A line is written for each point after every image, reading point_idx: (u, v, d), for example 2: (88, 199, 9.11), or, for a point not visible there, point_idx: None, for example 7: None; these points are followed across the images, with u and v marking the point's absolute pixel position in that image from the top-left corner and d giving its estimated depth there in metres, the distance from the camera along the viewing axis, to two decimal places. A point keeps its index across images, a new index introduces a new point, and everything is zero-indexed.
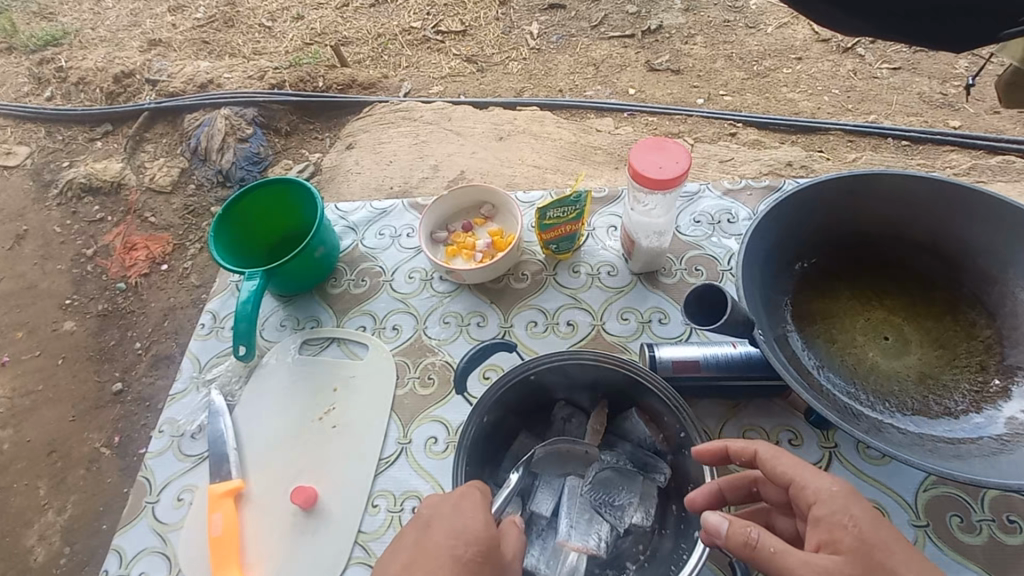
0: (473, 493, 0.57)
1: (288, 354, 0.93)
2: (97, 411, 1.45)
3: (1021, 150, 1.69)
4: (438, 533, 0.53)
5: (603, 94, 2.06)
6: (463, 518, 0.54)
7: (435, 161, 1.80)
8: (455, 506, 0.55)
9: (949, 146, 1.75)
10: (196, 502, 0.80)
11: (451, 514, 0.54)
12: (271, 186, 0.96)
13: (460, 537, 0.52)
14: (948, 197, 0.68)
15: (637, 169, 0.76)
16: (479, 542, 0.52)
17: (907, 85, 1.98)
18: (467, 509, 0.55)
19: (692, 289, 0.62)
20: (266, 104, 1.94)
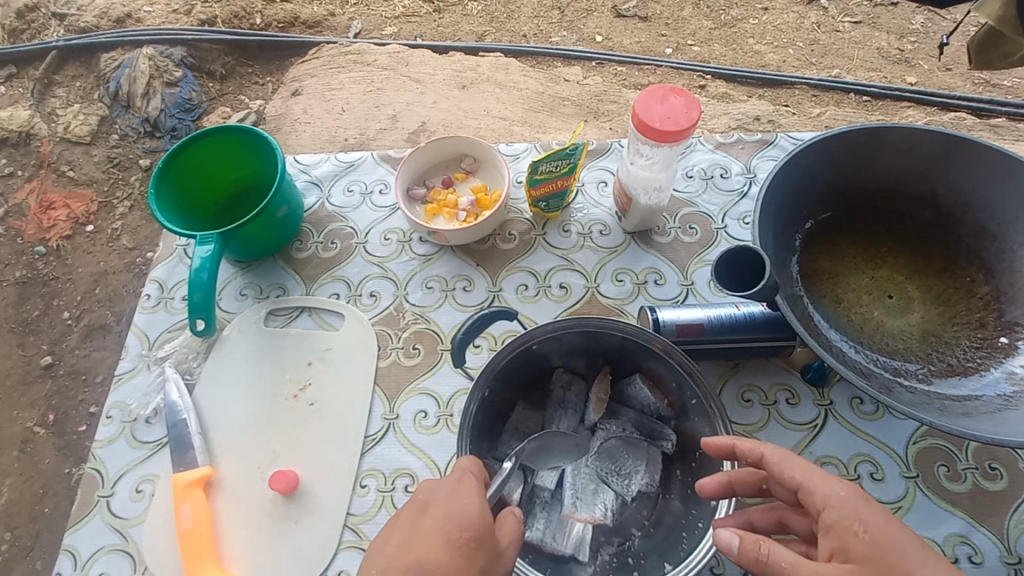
0: (470, 476, 0.53)
1: (252, 327, 0.84)
2: (26, 387, 1.30)
3: (971, 107, 1.74)
4: (431, 519, 0.49)
5: (569, 40, 1.94)
6: (460, 502, 0.50)
7: (393, 111, 1.66)
8: (451, 490, 0.51)
9: (906, 101, 1.77)
10: (157, 493, 0.72)
11: (448, 498, 0.50)
12: (218, 138, 0.83)
13: (454, 521, 0.48)
14: (956, 151, 0.66)
15: (642, 117, 0.70)
16: (474, 526, 0.48)
17: (867, 39, 1.97)
18: (465, 493, 0.51)
19: (722, 254, 0.59)
20: (195, 43, 1.71)
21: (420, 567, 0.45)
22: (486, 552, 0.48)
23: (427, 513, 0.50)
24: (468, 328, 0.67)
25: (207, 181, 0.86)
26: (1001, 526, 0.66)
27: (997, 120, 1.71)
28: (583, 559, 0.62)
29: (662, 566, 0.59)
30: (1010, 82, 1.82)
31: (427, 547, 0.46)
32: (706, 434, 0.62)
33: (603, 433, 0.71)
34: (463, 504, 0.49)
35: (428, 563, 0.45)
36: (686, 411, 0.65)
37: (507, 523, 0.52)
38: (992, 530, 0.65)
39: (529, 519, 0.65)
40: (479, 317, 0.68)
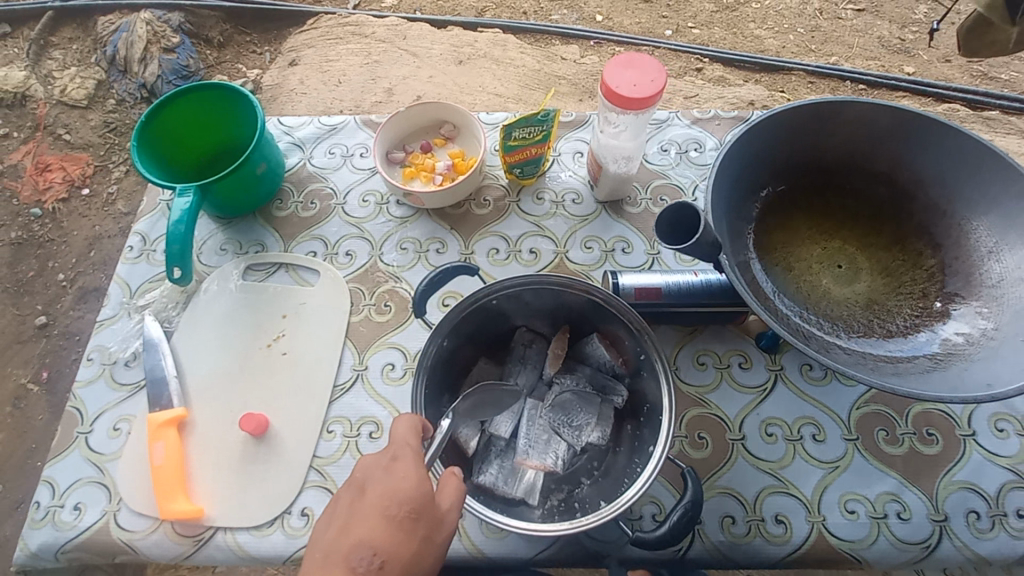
0: (407, 447, 0.54)
1: (230, 281, 0.86)
2: (19, 345, 1.35)
3: (965, 100, 1.74)
4: (371, 498, 0.51)
5: (569, 19, 1.93)
6: (396, 480, 0.51)
7: (389, 84, 1.67)
8: (388, 466, 0.53)
9: (899, 91, 1.78)
10: (134, 431, 0.76)
11: (385, 477, 0.52)
12: (181, 102, 0.84)
13: (391, 498, 0.50)
14: (910, 127, 0.68)
15: (608, 71, 0.72)
16: (412, 499, 0.50)
17: (868, 28, 1.96)
18: (401, 468, 0.52)
19: (660, 218, 0.61)
20: (194, 9, 1.71)
21: (361, 548, 0.47)
22: (425, 522, 0.51)
23: (366, 491, 0.51)
24: (429, 280, 0.69)
25: (182, 148, 0.87)
26: (930, 487, 0.69)
27: (989, 113, 1.72)
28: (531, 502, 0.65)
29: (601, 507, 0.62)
30: (1007, 76, 1.81)
31: (368, 529, 0.48)
32: (653, 390, 0.65)
33: (560, 387, 0.74)
34: (400, 483, 0.51)
35: (372, 543, 0.48)
36: (637, 369, 0.68)
37: (446, 487, 0.54)
38: (923, 490, 0.69)
39: (483, 465, 0.68)
40: (442, 272, 0.68)
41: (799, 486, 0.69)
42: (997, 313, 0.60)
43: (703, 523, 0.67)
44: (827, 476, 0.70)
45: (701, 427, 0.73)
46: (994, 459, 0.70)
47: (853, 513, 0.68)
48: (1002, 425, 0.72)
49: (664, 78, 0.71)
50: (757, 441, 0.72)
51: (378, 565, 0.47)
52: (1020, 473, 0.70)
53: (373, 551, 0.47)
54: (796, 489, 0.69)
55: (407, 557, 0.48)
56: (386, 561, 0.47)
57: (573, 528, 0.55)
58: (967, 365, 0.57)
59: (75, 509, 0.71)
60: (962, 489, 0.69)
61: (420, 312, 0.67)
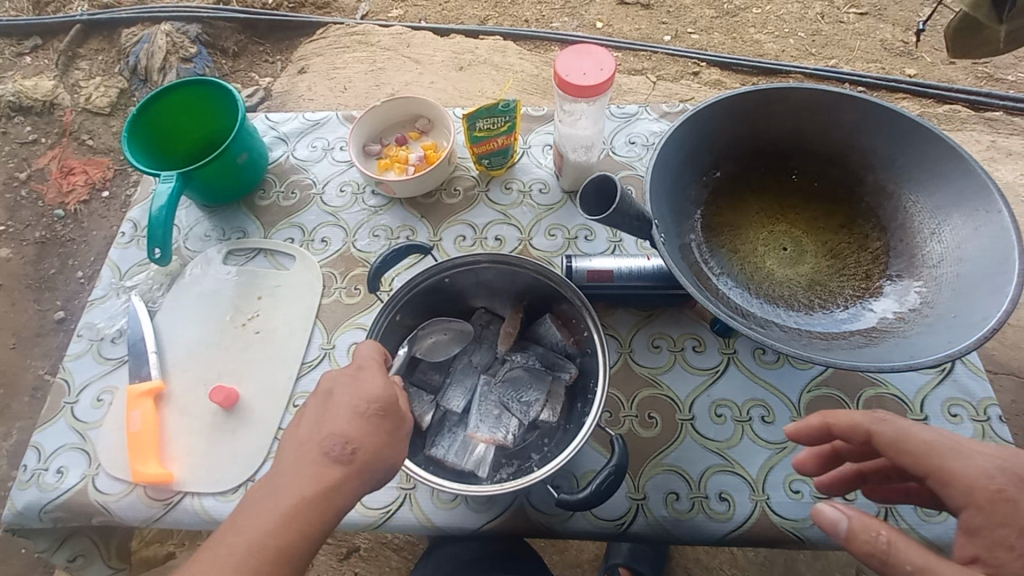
0: (372, 360, 0.55)
1: (212, 265, 0.91)
2: (40, 339, 1.44)
3: (967, 101, 1.72)
4: (339, 399, 0.52)
5: (569, 26, 1.97)
6: (363, 383, 0.52)
7: (391, 90, 1.72)
8: (354, 374, 0.53)
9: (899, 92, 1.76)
10: (115, 402, 0.80)
11: (351, 382, 0.52)
12: (165, 98, 0.89)
13: (360, 397, 0.51)
14: (855, 111, 0.69)
15: (560, 59, 0.75)
16: (379, 397, 0.51)
17: (871, 31, 1.95)
18: (367, 374, 0.53)
19: (591, 179, 0.64)
20: (210, 21, 1.80)
21: (332, 438, 0.49)
22: (390, 424, 0.51)
23: (338, 390, 0.52)
24: (383, 258, 0.70)
25: (169, 143, 0.93)
26: None
27: (992, 114, 1.69)
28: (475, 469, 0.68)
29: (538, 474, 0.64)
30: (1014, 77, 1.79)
31: (340, 420, 0.50)
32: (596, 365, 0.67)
33: (513, 363, 0.76)
34: (365, 389, 0.52)
35: (341, 433, 0.49)
36: (584, 348, 0.71)
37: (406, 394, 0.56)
38: None
39: (435, 439, 0.71)
40: (393, 251, 0.70)
41: (745, 465, 0.70)
42: (934, 292, 0.61)
43: (648, 499, 0.69)
44: (773, 456, 0.71)
45: (652, 407, 0.75)
46: None
47: (797, 493, 0.68)
48: (956, 411, 0.72)
49: (613, 68, 0.74)
50: (705, 421, 0.73)
51: (352, 449, 0.49)
52: None
53: (345, 438, 0.49)
54: (741, 468, 0.70)
55: (375, 448, 0.50)
56: (357, 449, 0.49)
57: (502, 489, 0.57)
58: (899, 339, 0.58)
59: (58, 472, 0.76)
60: None
61: (373, 286, 0.69)
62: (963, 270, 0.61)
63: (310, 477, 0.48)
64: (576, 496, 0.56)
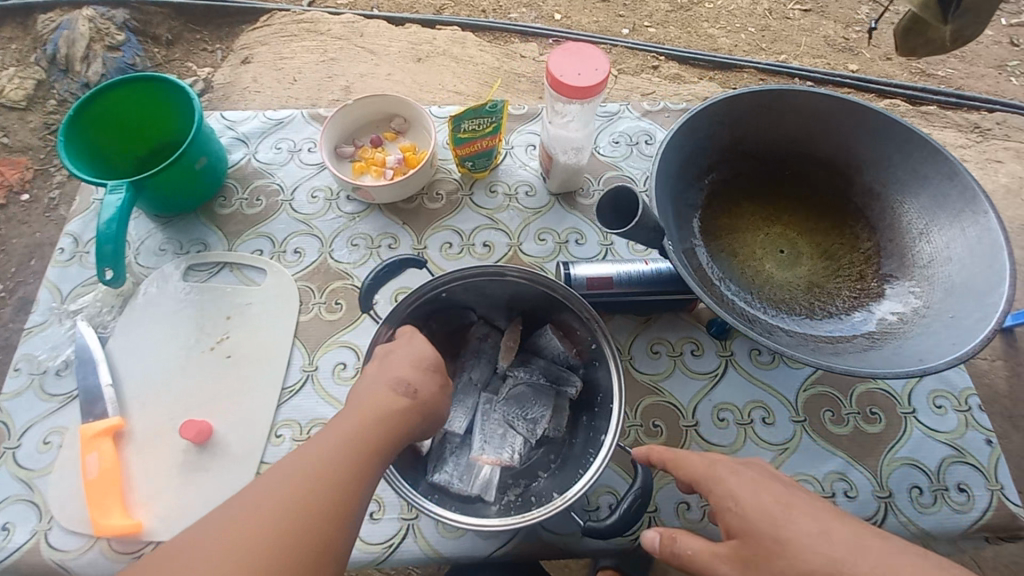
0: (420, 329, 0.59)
1: (170, 283, 0.83)
2: None
3: (909, 95, 1.77)
4: (396, 356, 0.54)
5: (527, 17, 1.91)
6: (416, 343, 0.55)
7: (345, 82, 1.63)
8: (408, 339, 0.57)
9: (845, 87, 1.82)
10: (64, 445, 0.71)
11: (405, 342, 0.56)
12: (105, 98, 0.79)
13: (415, 353, 0.54)
14: (845, 113, 0.70)
15: (551, 60, 0.72)
16: (431, 353, 0.55)
17: (816, 28, 2.01)
18: (418, 338, 0.56)
19: (606, 194, 0.63)
20: (138, 6, 1.63)
21: (397, 380, 0.51)
22: (440, 376, 0.54)
23: (397, 348, 0.55)
24: (375, 275, 0.66)
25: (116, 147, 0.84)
26: (876, 465, 0.72)
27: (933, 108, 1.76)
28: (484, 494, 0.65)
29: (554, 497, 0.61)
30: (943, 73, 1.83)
31: (402, 369, 0.52)
32: (605, 378, 0.65)
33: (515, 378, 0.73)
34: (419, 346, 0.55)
35: (405, 376, 0.52)
36: (588, 358, 0.68)
37: None
38: (869, 468, 0.72)
39: (438, 463, 0.67)
40: (386, 266, 0.67)
41: None
42: (927, 292, 0.63)
43: (660, 511, 0.68)
44: (777, 457, 0.72)
45: (656, 415, 0.74)
46: (934, 434, 0.74)
47: None
48: (941, 402, 0.76)
49: (607, 68, 0.72)
50: (708, 426, 0.74)
51: (414, 391, 0.52)
52: (959, 447, 0.74)
53: (410, 381, 0.52)
54: None
55: (433, 395, 0.53)
56: (419, 389, 0.52)
57: (525, 521, 0.54)
58: (902, 342, 0.60)
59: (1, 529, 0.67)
60: (906, 465, 0.72)
61: (366, 306, 0.66)
62: (953, 271, 0.63)
63: (377, 410, 0.49)
64: (605, 523, 0.56)
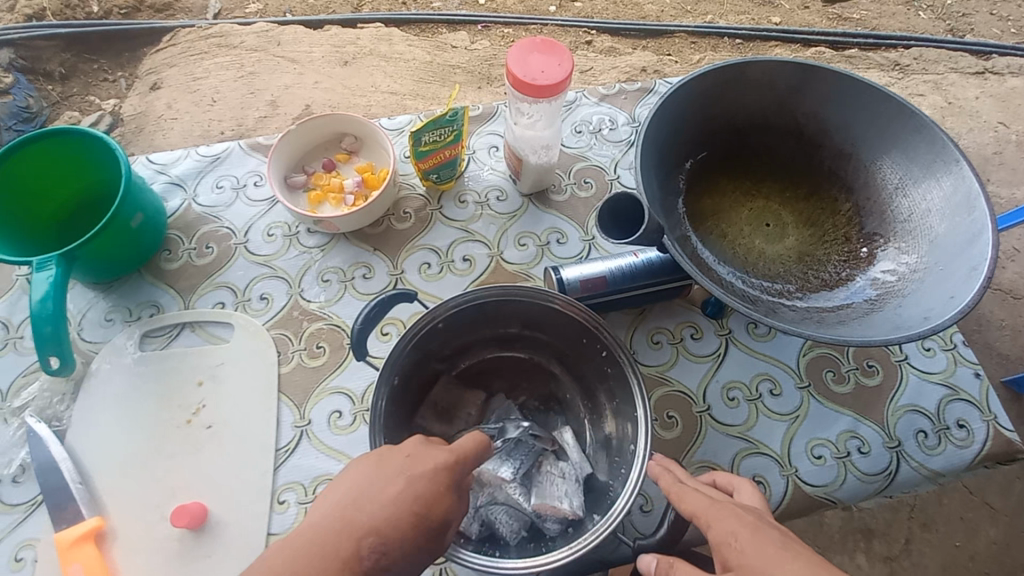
0: (459, 463, 0.46)
1: (125, 355, 0.74)
2: None
3: (862, 45, 1.61)
4: (403, 491, 0.42)
5: (451, 4, 1.65)
6: (430, 492, 0.43)
7: (271, 96, 1.37)
8: (432, 474, 0.44)
9: (816, 44, 1.62)
10: (40, 557, 0.65)
11: (423, 481, 0.43)
12: (15, 159, 0.70)
13: (421, 504, 0.42)
14: (810, 80, 0.69)
15: (511, 59, 0.68)
16: (439, 517, 0.42)
17: None
18: (438, 477, 0.44)
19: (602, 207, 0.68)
20: (23, 42, 1.38)
21: (371, 538, 0.40)
22: (430, 542, 0.42)
23: (410, 478, 0.43)
24: (367, 315, 0.72)
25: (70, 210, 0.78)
26: (881, 416, 0.74)
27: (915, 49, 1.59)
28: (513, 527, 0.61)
29: (592, 520, 0.59)
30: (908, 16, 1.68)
31: (380, 514, 0.41)
32: (620, 384, 0.62)
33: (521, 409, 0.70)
34: (426, 482, 0.43)
35: (376, 526, 0.40)
36: (597, 364, 0.66)
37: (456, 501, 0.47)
38: (875, 421, 0.73)
39: None
40: (377, 304, 0.73)
41: (769, 443, 0.71)
42: (915, 248, 0.64)
43: None
44: (790, 427, 0.72)
45: (669, 406, 0.73)
46: (928, 377, 0.76)
47: (820, 458, 0.71)
48: (929, 345, 0.78)
49: (568, 61, 0.68)
50: (720, 408, 0.73)
51: (382, 565, 0.39)
52: (952, 385, 0.76)
53: (385, 544, 0.40)
54: (766, 447, 0.71)
55: (404, 571, 0.41)
56: (388, 565, 0.40)
57: (573, 554, 0.52)
58: (901, 302, 0.60)
59: None
60: (909, 412, 0.74)
61: (360, 352, 0.62)
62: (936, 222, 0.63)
63: (327, 566, 0.37)
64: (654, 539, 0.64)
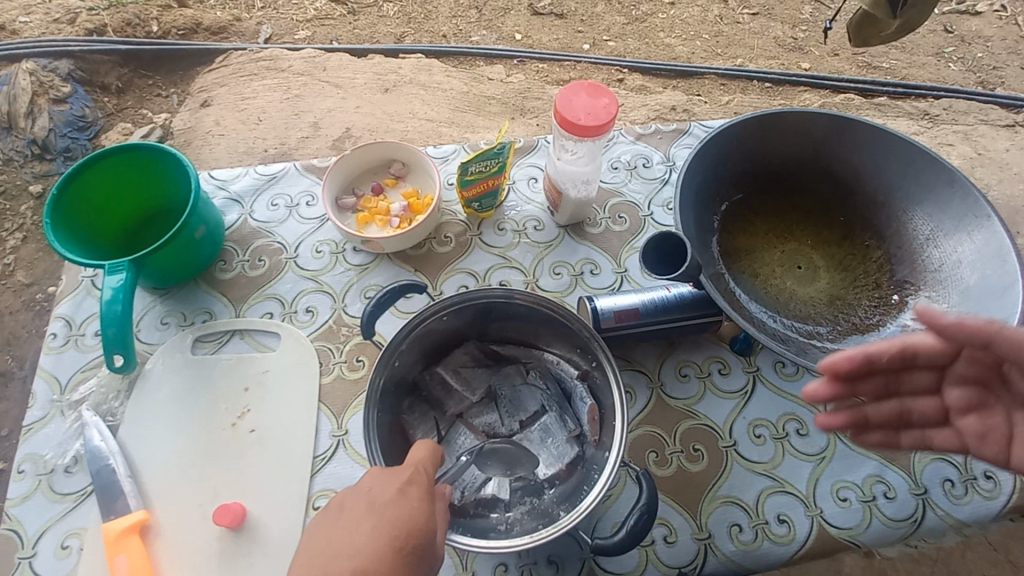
0: (423, 471, 0.51)
1: (178, 357, 0.79)
2: None
3: (889, 93, 1.64)
4: (376, 515, 0.46)
5: (489, 39, 1.73)
6: (408, 509, 0.47)
7: (314, 118, 1.45)
8: (401, 488, 0.48)
9: (846, 90, 1.65)
10: (85, 548, 0.68)
11: (397, 499, 0.47)
12: (93, 172, 0.76)
13: (402, 521, 0.46)
14: (844, 129, 0.72)
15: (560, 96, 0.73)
16: (419, 528, 0.46)
17: (813, 17, 1.86)
18: (414, 497, 0.48)
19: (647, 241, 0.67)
20: (83, 55, 1.45)
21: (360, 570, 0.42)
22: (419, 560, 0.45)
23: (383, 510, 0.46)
24: (376, 304, 0.68)
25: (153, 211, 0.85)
26: (908, 462, 0.74)
27: (942, 101, 1.61)
28: (495, 515, 0.63)
29: (558, 514, 0.60)
30: (920, 77, 1.70)
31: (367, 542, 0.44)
32: (608, 398, 0.65)
33: (532, 389, 0.74)
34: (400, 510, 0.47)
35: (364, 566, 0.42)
36: (589, 369, 0.69)
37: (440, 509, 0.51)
38: (902, 467, 0.73)
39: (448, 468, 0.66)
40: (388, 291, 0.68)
41: (794, 482, 0.72)
42: (947, 297, 0.65)
43: (714, 536, 0.69)
44: (816, 468, 0.73)
45: (695, 439, 0.74)
46: None
47: (845, 500, 0.71)
48: None
49: (613, 101, 0.73)
50: (748, 444, 0.74)
51: None
52: None
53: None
54: (792, 486, 0.72)
55: None
56: None
57: (533, 542, 0.54)
58: None
59: None
60: (935, 460, 0.74)
61: (368, 332, 0.67)
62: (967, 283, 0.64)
63: None
64: (609, 540, 0.54)
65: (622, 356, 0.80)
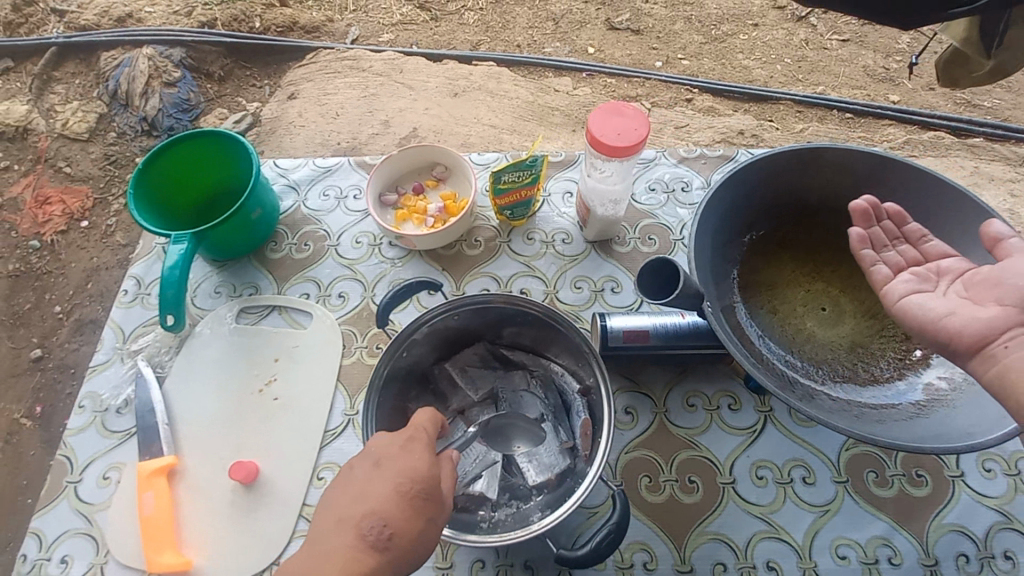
0: (423, 431, 0.54)
1: (223, 325, 0.87)
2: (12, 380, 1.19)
3: (987, 134, 1.51)
4: (384, 473, 0.50)
5: (562, 52, 1.76)
6: (413, 459, 0.50)
7: (385, 116, 1.54)
8: (405, 444, 0.52)
9: (936, 127, 1.54)
10: (122, 481, 0.78)
11: (401, 453, 0.51)
12: (169, 154, 0.86)
13: (407, 475, 0.49)
14: (886, 168, 0.69)
15: (590, 118, 0.75)
16: (423, 478, 0.49)
17: (910, 47, 1.74)
18: (416, 450, 0.51)
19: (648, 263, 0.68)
20: (195, 45, 1.62)
21: (374, 516, 0.47)
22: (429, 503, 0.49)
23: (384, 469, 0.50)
24: (389, 297, 0.72)
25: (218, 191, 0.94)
26: (922, 529, 0.69)
27: None
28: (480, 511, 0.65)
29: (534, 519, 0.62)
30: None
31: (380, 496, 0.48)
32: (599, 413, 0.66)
33: (533, 397, 0.76)
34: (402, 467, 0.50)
35: (375, 510, 0.47)
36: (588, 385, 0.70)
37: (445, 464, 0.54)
38: (914, 533, 0.69)
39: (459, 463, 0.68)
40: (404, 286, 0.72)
41: (791, 531, 0.69)
42: None
43: (695, 571, 0.68)
44: (818, 520, 0.70)
45: (692, 470, 0.73)
46: (983, 500, 0.70)
47: (845, 558, 0.68)
48: (989, 465, 0.72)
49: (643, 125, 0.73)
50: (747, 484, 0.72)
51: (387, 535, 0.46)
52: (1008, 514, 0.69)
53: (385, 520, 0.46)
54: (787, 534, 0.69)
55: (414, 531, 0.47)
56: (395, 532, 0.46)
57: (502, 539, 0.56)
58: (949, 412, 0.59)
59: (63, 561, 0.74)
60: (953, 531, 0.69)
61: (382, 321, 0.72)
62: (906, 321, 0.61)
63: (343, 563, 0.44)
64: (576, 552, 0.55)
65: (629, 377, 0.80)
